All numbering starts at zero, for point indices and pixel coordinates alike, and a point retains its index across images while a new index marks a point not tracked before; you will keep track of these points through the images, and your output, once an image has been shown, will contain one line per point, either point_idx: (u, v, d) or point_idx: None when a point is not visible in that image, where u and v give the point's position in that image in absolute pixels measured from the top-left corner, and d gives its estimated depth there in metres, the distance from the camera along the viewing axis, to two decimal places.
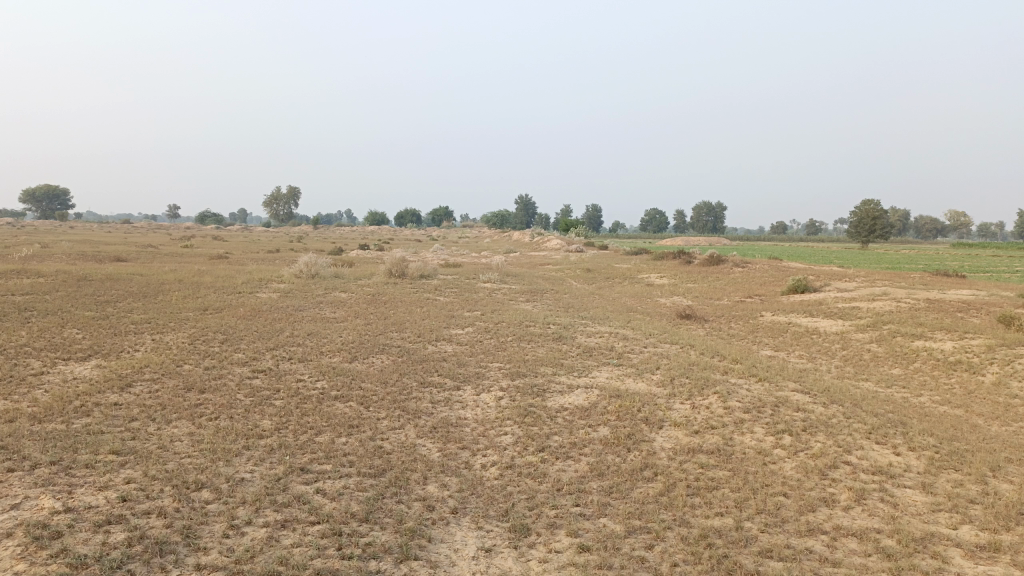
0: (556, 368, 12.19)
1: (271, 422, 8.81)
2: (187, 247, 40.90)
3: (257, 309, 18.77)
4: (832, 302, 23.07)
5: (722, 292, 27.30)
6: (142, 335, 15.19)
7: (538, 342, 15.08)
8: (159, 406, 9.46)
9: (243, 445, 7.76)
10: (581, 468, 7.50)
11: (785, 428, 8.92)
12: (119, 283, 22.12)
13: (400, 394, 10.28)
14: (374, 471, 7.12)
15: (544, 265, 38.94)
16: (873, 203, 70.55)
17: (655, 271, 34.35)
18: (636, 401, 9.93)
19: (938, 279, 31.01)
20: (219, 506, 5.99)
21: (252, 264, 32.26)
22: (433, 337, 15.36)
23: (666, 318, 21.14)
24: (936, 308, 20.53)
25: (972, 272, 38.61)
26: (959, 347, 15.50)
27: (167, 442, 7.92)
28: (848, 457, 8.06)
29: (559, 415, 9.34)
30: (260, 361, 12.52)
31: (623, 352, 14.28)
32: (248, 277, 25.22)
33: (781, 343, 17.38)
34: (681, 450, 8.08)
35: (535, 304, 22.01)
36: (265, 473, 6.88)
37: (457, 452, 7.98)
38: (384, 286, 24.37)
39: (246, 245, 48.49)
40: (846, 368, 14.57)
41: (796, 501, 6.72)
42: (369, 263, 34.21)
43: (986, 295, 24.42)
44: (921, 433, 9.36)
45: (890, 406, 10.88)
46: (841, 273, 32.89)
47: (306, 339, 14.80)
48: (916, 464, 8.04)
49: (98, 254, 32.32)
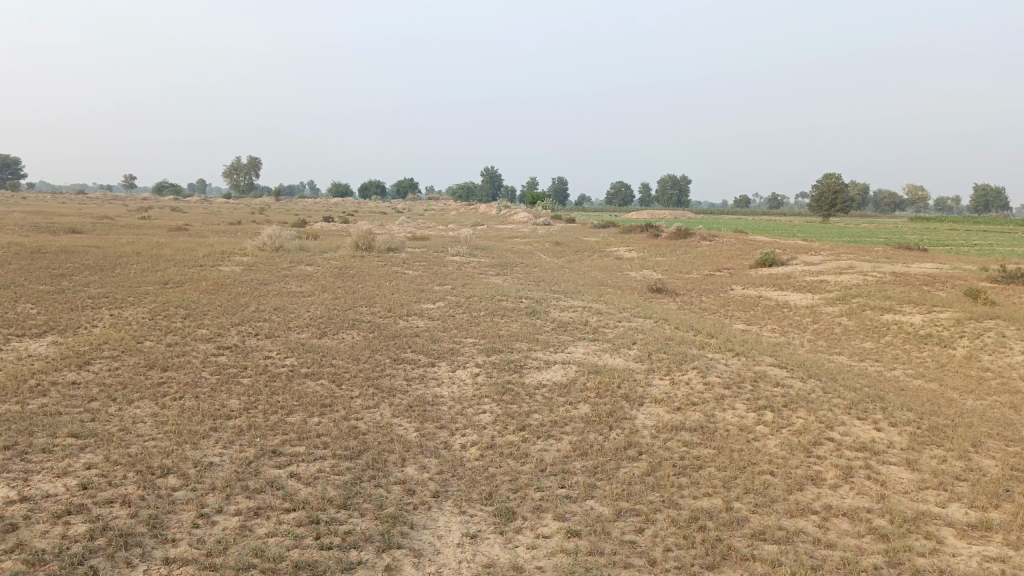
0: (532, 344, 11.97)
1: (239, 402, 8.45)
2: (146, 219, 39.80)
3: (221, 282, 18.22)
4: (801, 276, 23.18)
5: (692, 265, 27.30)
6: (101, 309, 14.62)
7: (511, 316, 14.85)
8: (120, 385, 9.04)
9: (209, 427, 7.41)
10: (564, 447, 7.30)
11: (766, 404, 8.81)
12: (75, 255, 21.33)
13: (373, 372, 9.98)
14: (351, 453, 6.83)
15: (512, 238, 38.57)
16: (834, 177, 71.26)
17: (624, 244, 34.22)
18: (615, 377, 9.75)
19: (902, 253, 31.37)
20: (186, 493, 5.65)
21: (213, 235, 31.38)
22: (404, 312, 15.02)
23: (637, 291, 21.04)
24: (903, 281, 20.71)
25: (932, 246, 39.14)
26: (927, 320, 15.63)
27: (130, 424, 7.53)
28: (831, 433, 7.99)
29: (538, 393, 9.12)
30: (225, 338, 12.09)
31: (597, 327, 14.11)
32: (210, 249, 24.52)
33: (753, 316, 17.39)
34: (665, 428, 7.92)
35: (505, 278, 21.73)
36: (235, 456, 6.55)
37: (435, 432, 7.72)
38: (350, 259, 23.87)
39: (205, 216, 47.38)
40: (818, 342, 14.59)
41: (785, 479, 6.61)
42: (335, 235, 33.57)
43: (948, 269, 24.78)
44: (900, 408, 9.34)
45: (866, 380, 10.87)
46: (807, 247, 33.12)
47: (272, 314, 14.39)
48: (898, 440, 8.00)
49: (52, 225, 31.18)
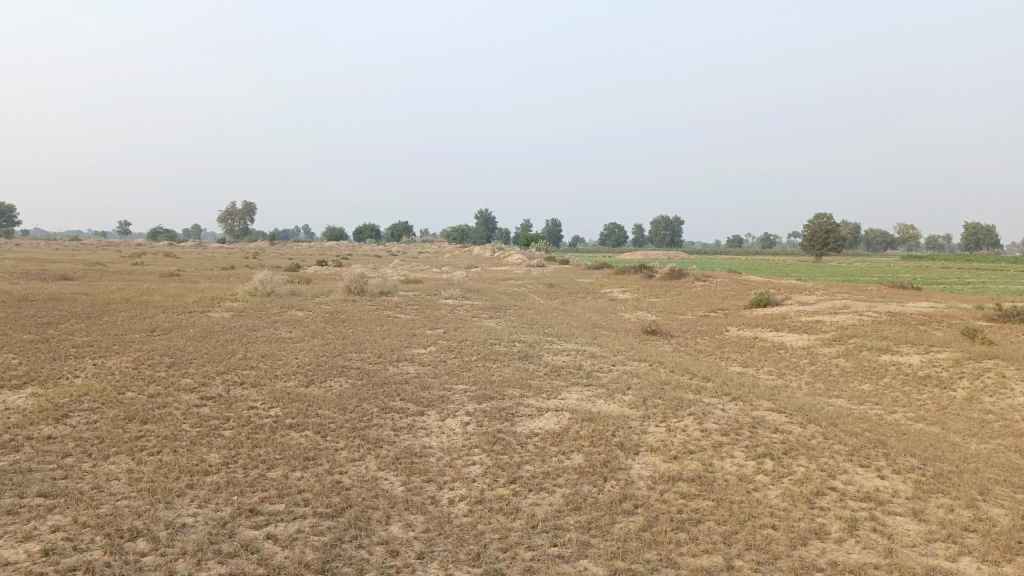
0: (524, 390, 11.68)
1: (218, 456, 8.14)
2: (138, 264, 39.60)
3: (209, 329, 17.93)
4: (796, 316, 23.03)
5: (686, 306, 27.10)
6: (84, 359, 14.30)
7: (503, 361, 14.58)
8: (97, 440, 8.71)
9: (186, 483, 7.10)
10: (556, 501, 6.99)
11: (765, 451, 8.53)
12: (62, 303, 21.05)
13: (360, 422, 9.68)
14: (332, 510, 6.53)
15: (505, 281, 38.39)
16: (825, 216, 71.58)
17: (618, 286, 34.08)
18: (610, 424, 9.47)
19: (896, 291, 31.33)
20: (155, 559, 5.34)
21: (204, 281, 31.18)
22: (395, 358, 14.73)
23: (631, 333, 20.82)
24: (899, 321, 20.53)
25: (926, 284, 39.09)
26: (926, 361, 15.40)
27: (103, 482, 7.21)
28: (833, 483, 7.70)
29: (529, 442, 8.82)
30: (210, 387, 11.78)
31: (591, 371, 13.84)
32: (200, 295, 24.27)
33: (749, 358, 17.15)
34: (661, 479, 7.63)
35: (498, 321, 21.49)
36: (210, 516, 6.24)
37: (422, 486, 7.41)
38: (341, 304, 23.62)
39: (198, 261, 47.20)
40: (816, 384, 14.34)
41: (787, 534, 6.32)
42: (327, 279, 33.38)
43: (943, 308, 24.63)
44: (902, 453, 9.07)
45: (867, 425, 10.60)
46: (801, 287, 33.01)
47: (260, 362, 14.09)
48: (902, 488, 7.71)
49: (42, 271, 30.97)
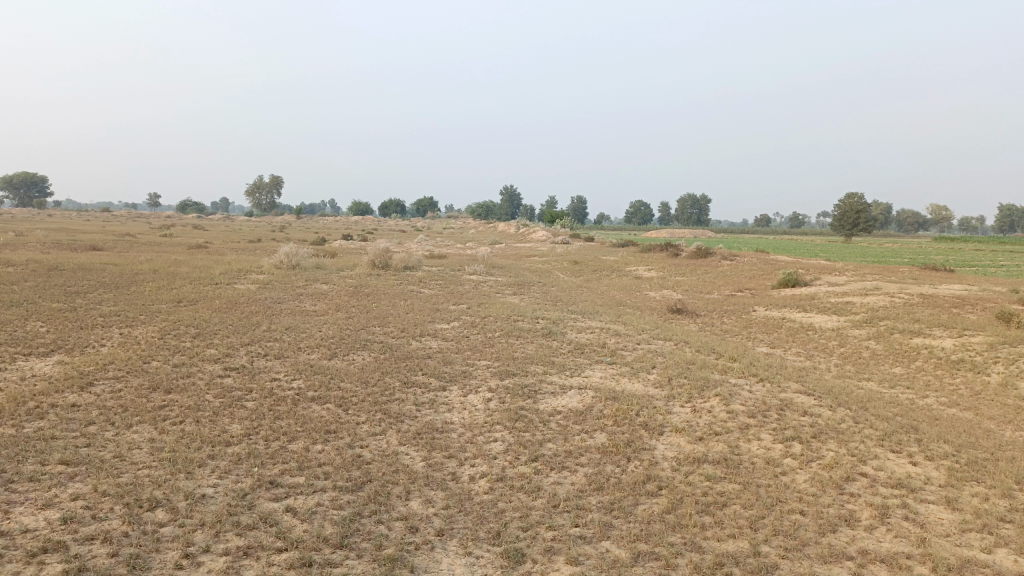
0: (547, 367, 11.56)
1: (240, 427, 8.12)
2: (167, 236, 39.89)
3: (234, 301, 17.99)
4: (825, 297, 22.63)
5: (712, 285, 26.76)
6: (111, 328, 14.39)
7: (527, 338, 14.45)
8: (121, 408, 8.73)
9: (207, 454, 7.08)
10: (579, 480, 6.88)
11: (793, 434, 8.34)
12: (91, 273, 21.24)
13: (382, 396, 9.61)
14: (352, 484, 6.46)
15: (529, 257, 38.19)
16: (856, 197, 70.36)
17: (643, 264, 33.75)
18: (634, 404, 9.31)
19: (928, 273, 30.67)
20: (173, 530, 5.32)
21: (230, 253, 31.34)
22: (418, 332, 14.66)
23: (657, 311, 20.57)
24: (931, 304, 20.09)
25: (960, 267, 38.25)
26: (959, 344, 15.04)
27: (124, 450, 7.21)
28: (863, 468, 7.51)
29: (552, 420, 8.70)
30: (233, 358, 11.79)
31: (615, 349, 13.67)
32: (226, 267, 24.39)
33: (777, 339, 16.86)
34: (686, 460, 7.47)
35: (522, 297, 21.35)
36: (229, 488, 6.20)
37: (443, 461, 7.33)
38: (365, 278, 23.62)
39: (225, 234, 47.55)
40: (846, 366, 14.05)
41: (815, 520, 6.16)
42: (352, 254, 33.43)
43: (977, 290, 24.08)
44: (935, 439, 8.82)
45: (898, 409, 10.34)
46: (830, 268, 32.46)
47: (283, 334, 14.10)
48: (935, 475, 7.49)
49: (73, 242, 31.32)
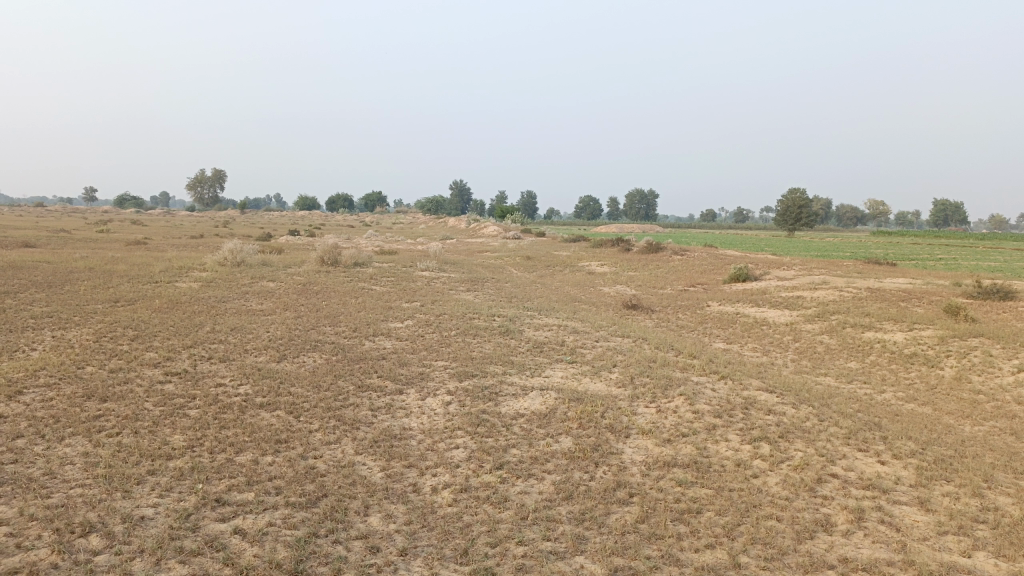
0: (506, 367, 11.22)
1: (183, 439, 7.59)
2: (104, 232, 38.34)
3: (176, 300, 17.23)
4: (776, 291, 22.81)
5: (665, 280, 26.79)
6: (42, 330, 13.56)
7: (484, 336, 14.10)
8: (51, 419, 8.11)
9: (146, 469, 6.57)
10: (547, 489, 6.57)
11: (761, 434, 8.16)
12: (22, 272, 20.13)
13: (336, 401, 9.16)
14: (307, 500, 6.05)
15: (481, 253, 37.73)
16: (799, 192, 71.68)
17: (596, 259, 33.66)
18: (598, 405, 9.03)
19: (873, 267, 31.24)
20: (108, 559, 4.84)
21: (173, 250, 30.23)
22: (371, 332, 14.19)
23: (612, 307, 20.41)
24: (879, 297, 20.37)
25: (902, 261, 39.06)
26: (910, 338, 15.20)
27: (55, 467, 6.64)
28: (833, 469, 7.37)
29: (515, 424, 8.38)
30: (175, 362, 11.17)
31: (574, 347, 13.41)
32: (168, 264, 23.44)
33: (732, 334, 16.86)
34: (655, 464, 7.23)
35: (476, 294, 20.98)
36: (172, 508, 5.72)
37: (403, 472, 6.95)
38: (314, 275, 22.94)
39: (167, 229, 45.94)
40: (803, 362, 14.05)
41: (792, 526, 5.98)
42: (299, 250, 32.59)
43: (921, 284, 24.56)
44: (899, 436, 8.76)
45: (859, 405, 10.31)
46: (779, 262, 32.82)
47: (229, 335, 13.49)
48: (905, 475, 7.39)
49: (3, 238, 29.83)
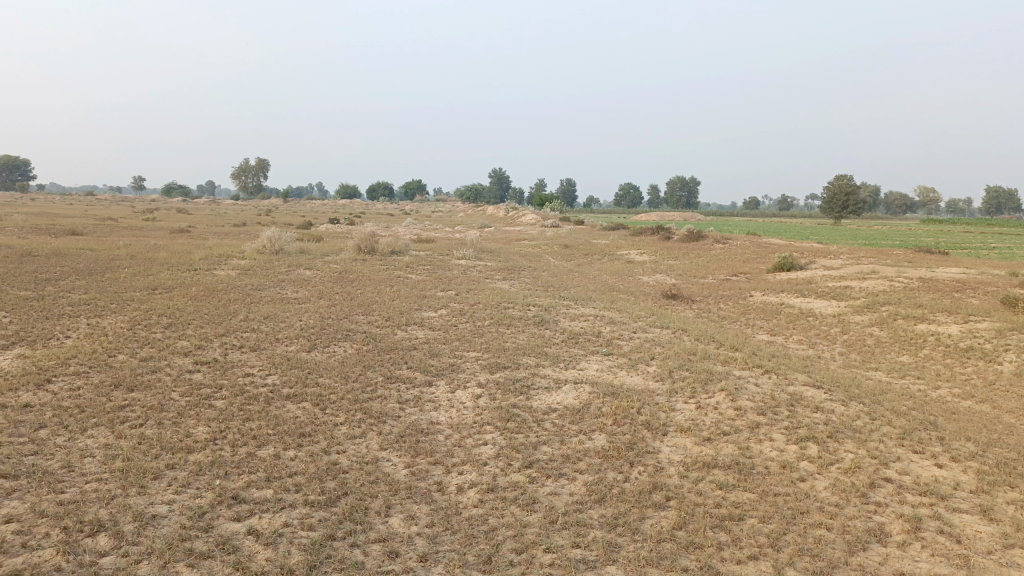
0: (539, 359, 10.86)
1: (205, 431, 7.40)
2: (149, 220, 38.82)
3: (213, 288, 17.20)
4: (823, 280, 22.05)
5: (707, 269, 26.15)
6: (79, 318, 13.58)
7: (518, 326, 13.77)
8: (76, 409, 7.99)
9: (165, 463, 6.37)
10: (578, 491, 6.22)
11: (808, 434, 7.70)
12: (66, 259, 20.34)
13: (364, 393, 8.91)
14: (326, 499, 5.80)
15: (519, 241, 37.37)
16: (846, 179, 69.71)
17: (635, 247, 33.07)
18: (635, 400, 8.63)
19: (924, 256, 30.14)
20: (114, 562, 4.65)
21: (214, 237, 30.45)
22: (404, 321, 13.95)
23: (651, 297, 19.90)
24: (931, 287, 19.50)
25: (953, 249, 37.67)
26: (965, 331, 14.47)
27: (74, 459, 6.49)
28: (887, 473, 6.88)
29: (547, 420, 8.03)
30: (206, 351, 11.04)
31: (610, 338, 13.00)
32: (207, 252, 23.54)
33: (776, 326, 16.27)
34: (694, 465, 6.83)
35: (512, 283, 20.66)
36: (186, 506, 5.52)
37: (428, 469, 6.66)
38: (351, 263, 22.83)
39: (210, 217, 46.49)
40: (851, 355, 13.44)
41: (843, 536, 5.55)
42: (338, 237, 32.57)
43: (975, 274, 23.53)
44: (958, 437, 8.20)
45: (912, 402, 9.74)
46: (824, 250, 31.83)
47: (261, 323, 13.36)
48: (965, 480, 6.87)
49: (52, 226, 30.35)
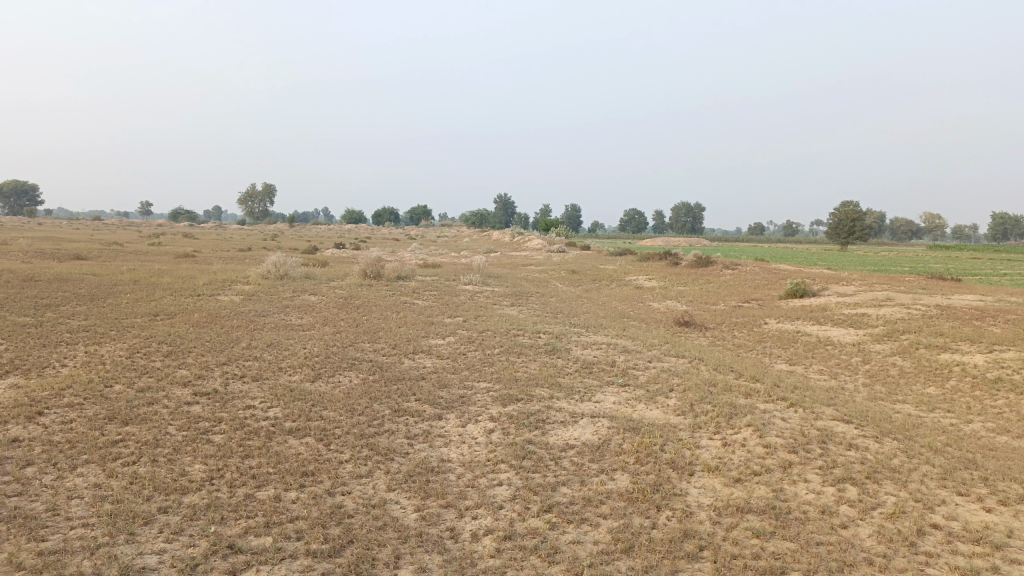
0: (554, 390, 10.39)
1: (202, 469, 6.95)
2: (153, 245, 38.55)
3: (215, 314, 16.79)
4: (837, 307, 21.59)
5: (718, 296, 25.70)
6: (77, 345, 13.16)
7: (528, 355, 13.32)
8: (67, 445, 7.54)
9: (157, 506, 5.91)
10: (603, 538, 5.75)
11: (844, 474, 7.20)
12: (67, 284, 19.94)
13: (371, 427, 8.45)
14: (330, 549, 5.34)
15: (527, 266, 37.01)
16: (852, 205, 69.31)
17: (643, 273, 32.66)
18: (657, 437, 8.15)
19: (938, 283, 29.60)
20: None
21: (218, 262, 30.09)
22: (411, 349, 13.51)
23: (663, 324, 19.43)
24: (950, 316, 18.98)
25: (966, 277, 37.09)
26: (992, 361, 13.96)
27: (61, 501, 6.04)
28: (933, 518, 6.38)
29: (565, 457, 7.56)
30: (206, 381, 10.60)
31: (625, 368, 12.53)
32: (211, 277, 23.17)
33: (794, 355, 15.78)
34: (726, 509, 6.35)
35: (520, 309, 20.24)
36: (178, 557, 5.06)
37: (440, 513, 6.19)
38: (356, 288, 22.44)
39: (215, 242, 46.15)
40: (875, 386, 12.92)
41: None
42: (343, 263, 32.28)
43: (993, 301, 23.02)
44: (1004, 477, 7.67)
45: (948, 438, 9.22)
46: (836, 277, 31.30)
47: (265, 351, 12.94)
48: (1019, 526, 6.36)
49: (57, 250, 30.14)
